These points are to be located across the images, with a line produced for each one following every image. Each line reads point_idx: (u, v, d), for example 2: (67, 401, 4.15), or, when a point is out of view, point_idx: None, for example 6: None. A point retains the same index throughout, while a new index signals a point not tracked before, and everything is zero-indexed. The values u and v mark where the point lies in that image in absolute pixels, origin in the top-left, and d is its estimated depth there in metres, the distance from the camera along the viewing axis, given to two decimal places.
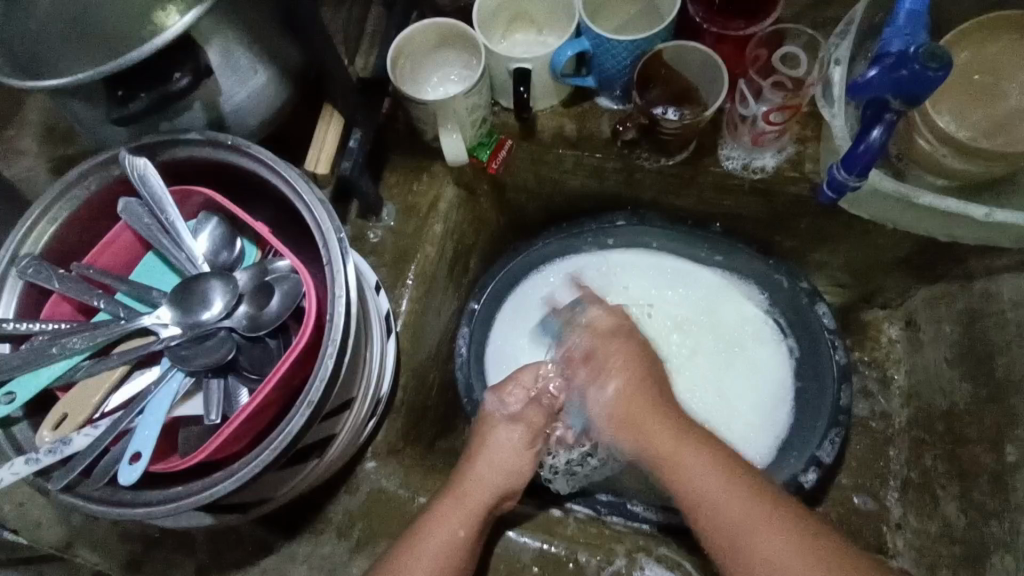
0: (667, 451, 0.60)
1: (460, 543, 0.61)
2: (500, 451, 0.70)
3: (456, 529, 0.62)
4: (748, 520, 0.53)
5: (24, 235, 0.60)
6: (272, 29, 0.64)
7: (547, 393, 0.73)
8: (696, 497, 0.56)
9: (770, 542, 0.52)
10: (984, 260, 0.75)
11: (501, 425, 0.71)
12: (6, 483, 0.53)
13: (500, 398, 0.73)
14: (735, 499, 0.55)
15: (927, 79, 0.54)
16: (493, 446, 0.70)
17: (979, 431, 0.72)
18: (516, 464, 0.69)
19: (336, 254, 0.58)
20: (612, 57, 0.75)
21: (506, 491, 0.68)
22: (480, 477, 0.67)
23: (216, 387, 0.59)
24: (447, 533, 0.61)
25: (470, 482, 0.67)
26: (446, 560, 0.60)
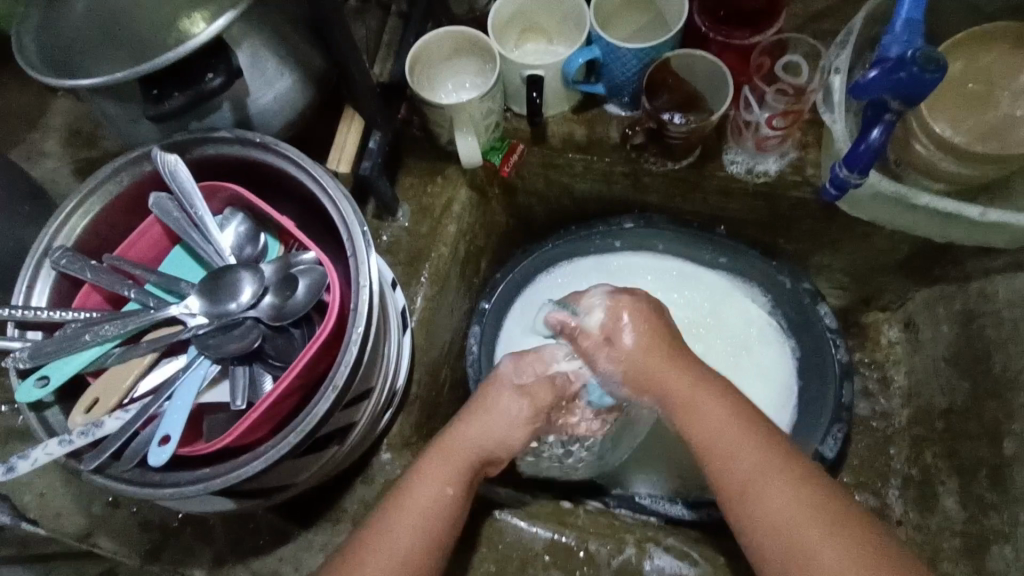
0: (688, 399, 0.62)
1: (445, 501, 0.61)
2: (501, 428, 0.67)
3: (444, 487, 0.61)
4: (752, 463, 0.56)
5: (58, 227, 0.63)
6: (300, 34, 0.68)
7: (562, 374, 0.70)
8: (715, 443, 0.59)
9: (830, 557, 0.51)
10: (980, 261, 0.78)
11: (507, 393, 0.68)
12: (40, 462, 0.55)
13: (515, 366, 0.70)
14: (747, 447, 0.58)
15: (924, 81, 0.57)
16: (492, 421, 0.67)
17: (978, 426, 0.75)
18: (508, 438, 0.67)
19: (360, 247, 0.60)
20: (621, 66, 0.79)
21: (491, 459, 0.66)
22: (469, 444, 0.65)
23: (241, 374, 0.61)
24: (430, 496, 0.60)
25: (460, 442, 0.65)
26: (433, 516, 0.60)
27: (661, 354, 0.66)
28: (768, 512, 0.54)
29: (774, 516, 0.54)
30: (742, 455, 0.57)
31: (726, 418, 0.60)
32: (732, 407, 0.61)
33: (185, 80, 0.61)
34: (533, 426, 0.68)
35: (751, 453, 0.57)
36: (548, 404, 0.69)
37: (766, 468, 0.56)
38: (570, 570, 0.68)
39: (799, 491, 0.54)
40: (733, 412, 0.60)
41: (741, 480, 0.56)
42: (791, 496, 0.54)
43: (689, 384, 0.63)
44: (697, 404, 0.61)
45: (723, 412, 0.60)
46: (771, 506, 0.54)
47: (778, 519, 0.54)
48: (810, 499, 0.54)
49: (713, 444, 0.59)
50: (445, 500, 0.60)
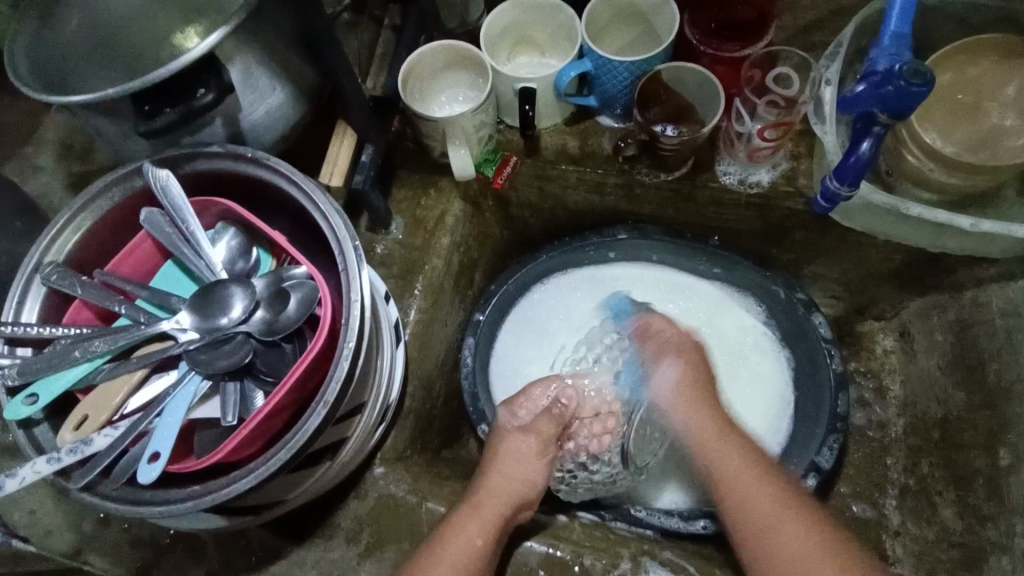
0: (709, 434, 0.69)
1: (478, 551, 0.62)
2: (515, 472, 0.70)
3: (474, 538, 0.63)
4: (778, 510, 0.61)
5: (49, 243, 0.62)
6: (292, 49, 0.68)
7: (556, 405, 0.77)
8: (730, 479, 0.65)
9: (802, 550, 0.58)
10: (973, 271, 0.78)
11: (517, 435, 0.73)
12: (27, 481, 0.54)
13: (511, 411, 0.76)
14: (747, 477, 0.65)
15: (911, 94, 0.57)
16: (508, 467, 0.71)
17: (974, 436, 0.75)
18: (529, 478, 0.71)
19: (352, 261, 0.60)
20: (613, 76, 0.78)
21: (523, 500, 0.69)
22: (491, 496, 0.67)
23: (232, 389, 0.61)
24: (463, 540, 0.63)
25: (485, 491, 0.68)
26: (466, 567, 0.61)
27: (693, 400, 0.72)
28: (786, 559, 0.58)
29: (790, 557, 0.58)
30: (764, 507, 0.62)
31: (740, 453, 0.67)
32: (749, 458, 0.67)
33: (175, 96, 0.61)
34: (545, 461, 0.73)
35: (767, 504, 0.62)
36: (554, 435, 0.74)
37: (787, 517, 0.60)
38: None
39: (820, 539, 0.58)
40: (766, 478, 0.64)
41: (764, 527, 0.60)
42: (777, 501, 0.62)
43: (713, 421, 0.70)
44: (720, 429, 0.70)
45: (736, 446, 0.68)
46: (789, 554, 0.58)
47: (794, 554, 0.58)
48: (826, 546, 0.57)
49: (750, 505, 0.63)
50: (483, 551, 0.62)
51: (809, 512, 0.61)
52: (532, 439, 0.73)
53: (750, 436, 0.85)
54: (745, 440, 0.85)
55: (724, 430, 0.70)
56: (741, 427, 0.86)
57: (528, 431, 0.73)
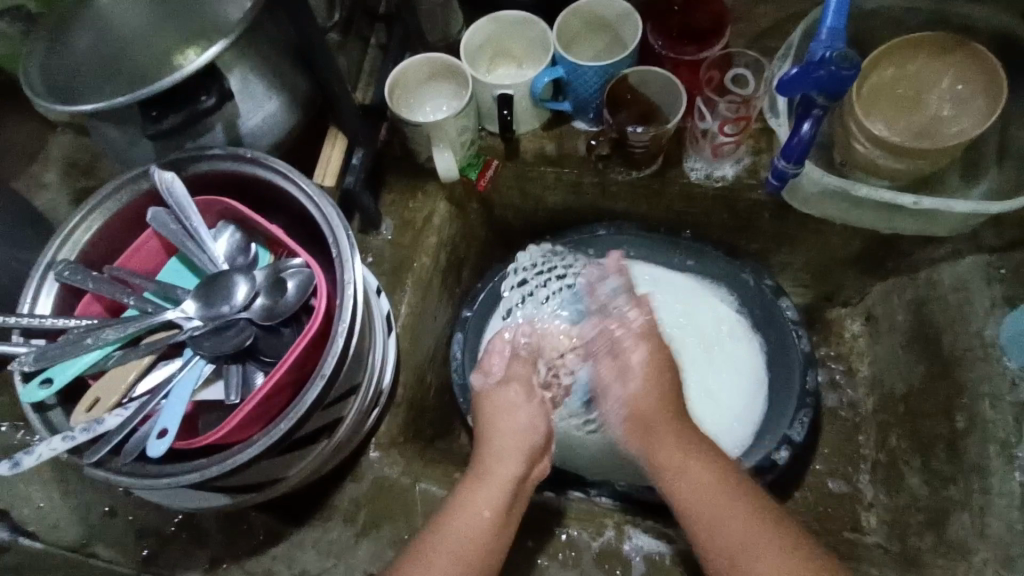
0: (674, 462, 0.65)
1: (492, 518, 0.62)
2: (518, 423, 0.72)
3: (482, 509, 0.63)
4: (704, 492, 0.62)
5: (61, 242, 0.67)
6: (286, 61, 0.74)
7: (519, 350, 0.80)
8: (673, 480, 0.64)
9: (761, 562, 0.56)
10: (926, 252, 0.84)
11: (496, 395, 0.74)
12: (43, 458, 0.58)
13: (483, 372, 0.77)
14: (724, 513, 0.60)
15: (841, 77, 0.64)
16: (512, 428, 0.71)
17: (933, 405, 0.79)
18: (532, 425, 0.72)
19: (345, 248, 0.65)
20: (584, 83, 0.85)
21: (533, 453, 0.70)
22: (502, 467, 0.67)
23: (235, 371, 0.66)
24: (471, 514, 0.62)
25: (490, 458, 0.68)
26: (473, 542, 0.61)
27: (648, 429, 0.69)
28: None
29: (731, 532, 0.59)
30: (698, 501, 0.61)
31: (695, 462, 0.64)
32: (706, 471, 0.64)
33: (177, 101, 0.66)
34: (535, 402, 0.75)
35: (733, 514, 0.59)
36: (528, 376, 0.77)
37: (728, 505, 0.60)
38: (554, 554, 0.71)
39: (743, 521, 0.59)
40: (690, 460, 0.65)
41: (690, 508, 0.62)
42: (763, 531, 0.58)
43: (674, 435, 0.67)
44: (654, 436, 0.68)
45: (692, 454, 0.65)
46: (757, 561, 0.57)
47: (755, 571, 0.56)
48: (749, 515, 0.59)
49: (684, 498, 0.63)
50: (498, 517, 0.63)
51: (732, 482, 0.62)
52: (516, 384, 0.75)
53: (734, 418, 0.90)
54: (726, 419, 0.89)
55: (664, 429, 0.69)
56: (719, 407, 0.90)
57: (511, 382, 0.75)
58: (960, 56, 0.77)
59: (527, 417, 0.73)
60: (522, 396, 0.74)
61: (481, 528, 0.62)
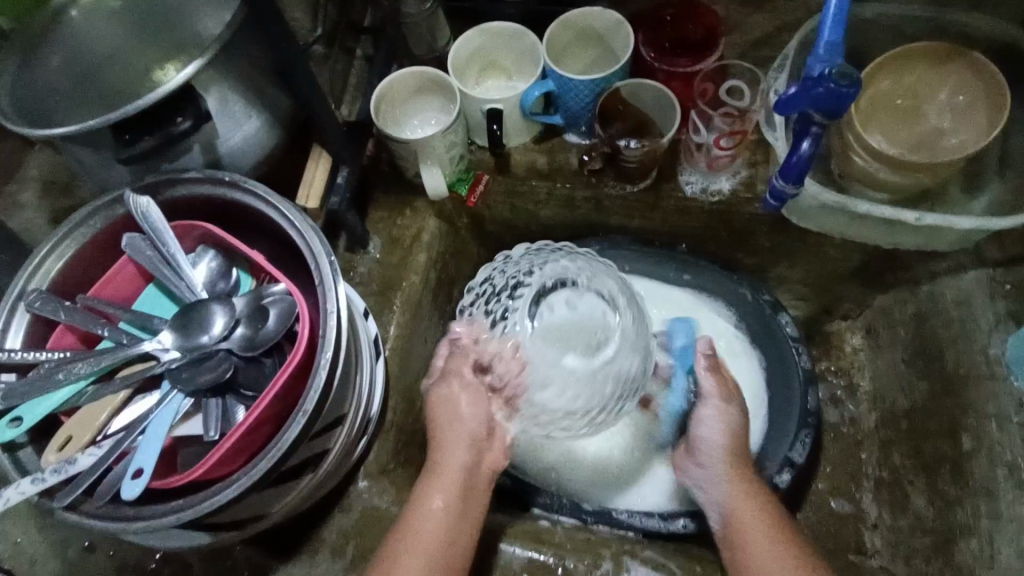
0: (739, 489, 0.68)
1: (444, 516, 0.65)
2: (460, 420, 0.70)
3: (436, 498, 0.66)
4: (758, 521, 0.65)
5: (32, 271, 0.64)
6: (266, 78, 0.71)
7: (469, 347, 0.72)
8: (742, 525, 0.65)
9: None
10: (926, 266, 0.82)
11: (455, 390, 0.71)
12: (12, 502, 0.55)
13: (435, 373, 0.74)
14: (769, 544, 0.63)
15: (843, 95, 0.62)
16: (456, 426, 0.70)
17: (937, 424, 0.77)
18: (474, 412, 0.71)
19: (327, 275, 0.62)
20: (575, 96, 0.83)
21: (478, 438, 0.70)
22: (448, 457, 0.68)
23: (214, 405, 0.63)
24: (431, 525, 0.64)
25: (443, 452, 0.69)
26: (438, 542, 0.63)
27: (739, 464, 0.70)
28: None
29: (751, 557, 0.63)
30: (752, 525, 0.65)
31: (753, 507, 0.66)
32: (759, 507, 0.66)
33: (154, 124, 0.64)
34: (474, 402, 0.71)
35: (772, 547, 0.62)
36: (467, 367, 0.72)
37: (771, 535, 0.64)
38: None
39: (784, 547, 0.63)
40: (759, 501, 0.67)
41: (738, 527, 0.65)
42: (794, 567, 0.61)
43: (743, 480, 0.68)
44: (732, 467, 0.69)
45: (750, 497, 0.67)
46: None
47: None
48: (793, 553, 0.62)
49: (739, 519, 0.66)
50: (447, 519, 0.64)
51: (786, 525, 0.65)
52: (460, 378, 0.71)
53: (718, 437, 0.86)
54: None
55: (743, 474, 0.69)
56: None
57: (453, 376, 0.72)
58: (958, 64, 0.75)
59: (468, 408, 0.71)
60: (463, 384, 0.71)
61: (450, 522, 0.65)
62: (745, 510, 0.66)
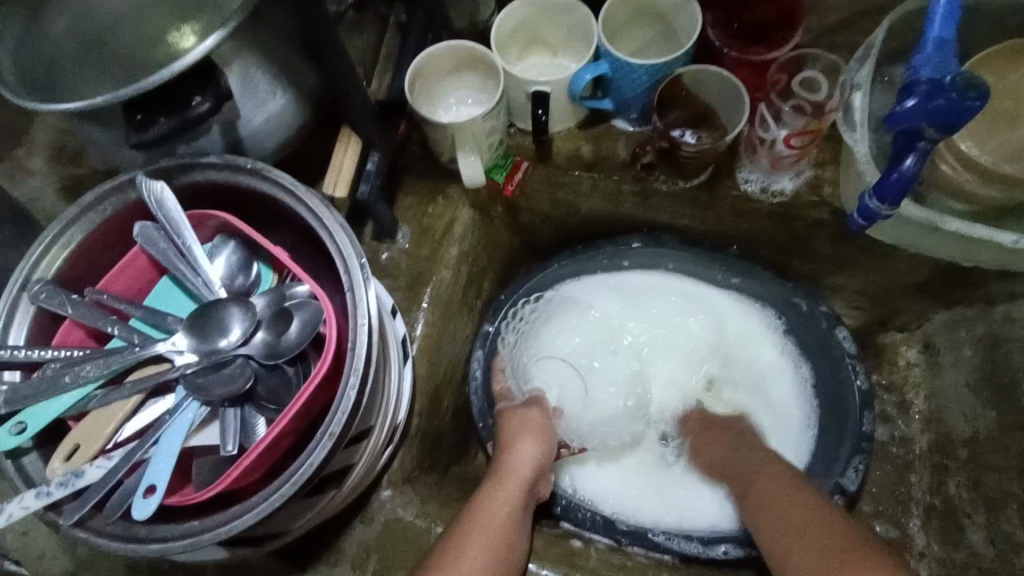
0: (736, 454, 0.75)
1: (508, 518, 0.65)
2: (519, 458, 0.72)
3: (503, 505, 0.66)
4: (758, 465, 0.71)
5: (36, 260, 0.59)
6: (293, 52, 0.64)
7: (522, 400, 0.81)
8: (746, 475, 0.71)
9: (783, 508, 0.64)
10: (1005, 284, 0.74)
11: (522, 443, 0.73)
12: (15, 517, 0.51)
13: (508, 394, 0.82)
14: (767, 479, 0.68)
15: (965, 108, 0.54)
16: (514, 462, 0.71)
17: (1005, 458, 0.72)
18: (534, 449, 0.73)
19: (358, 281, 0.56)
20: (631, 80, 0.75)
21: (540, 471, 0.72)
22: (496, 493, 0.67)
23: (233, 416, 0.58)
24: (479, 566, 0.60)
25: (508, 474, 0.70)
26: (495, 564, 0.61)
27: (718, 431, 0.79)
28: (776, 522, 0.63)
29: (761, 494, 0.67)
30: (754, 468, 0.71)
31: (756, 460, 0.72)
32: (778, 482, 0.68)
33: (169, 104, 0.57)
34: (538, 444, 0.74)
35: (767, 480, 0.68)
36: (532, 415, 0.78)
37: (781, 493, 0.65)
38: None
39: (795, 498, 0.64)
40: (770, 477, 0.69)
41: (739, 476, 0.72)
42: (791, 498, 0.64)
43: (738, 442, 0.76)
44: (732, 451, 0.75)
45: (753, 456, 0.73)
46: (778, 516, 0.63)
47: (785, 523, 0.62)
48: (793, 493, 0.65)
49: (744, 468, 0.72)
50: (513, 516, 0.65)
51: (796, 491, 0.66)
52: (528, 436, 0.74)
53: None
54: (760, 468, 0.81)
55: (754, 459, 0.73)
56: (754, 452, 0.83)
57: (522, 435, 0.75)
58: None
59: (528, 452, 0.72)
60: (537, 416, 0.78)
61: (503, 550, 0.63)
62: (748, 461, 0.72)
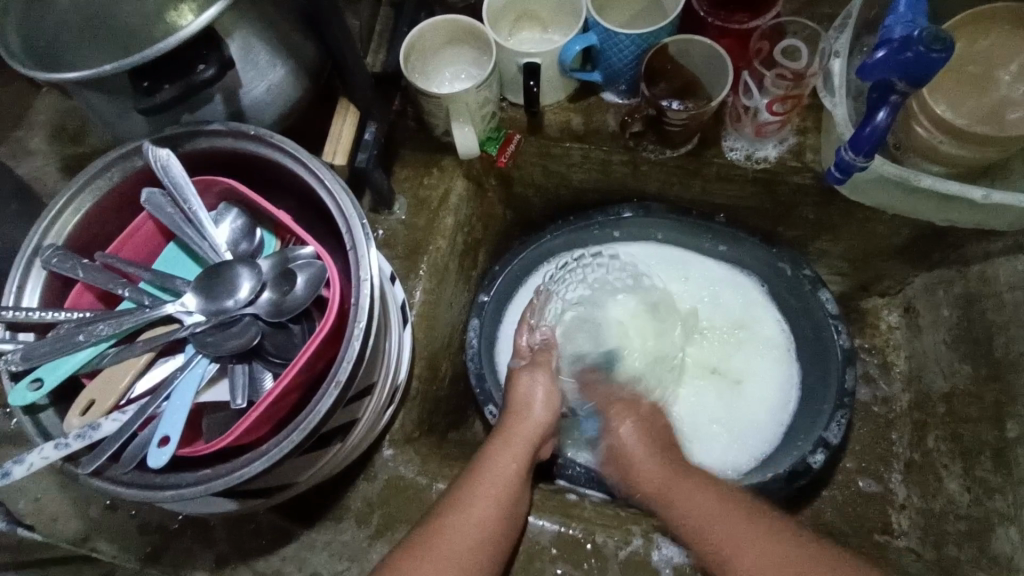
0: (667, 479, 0.69)
1: (515, 473, 0.66)
2: (537, 414, 0.74)
3: (509, 462, 0.67)
4: (691, 504, 0.65)
5: (47, 226, 0.61)
6: (291, 24, 0.66)
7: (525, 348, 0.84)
8: (676, 509, 0.65)
9: (751, 559, 0.59)
10: (981, 244, 0.77)
11: (535, 404, 0.75)
12: (36, 467, 0.54)
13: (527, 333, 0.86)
14: (694, 505, 0.65)
15: (930, 61, 0.58)
16: (528, 420, 0.73)
17: (980, 409, 0.74)
18: (549, 400, 0.76)
19: (360, 239, 0.58)
20: (619, 51, 0.77)
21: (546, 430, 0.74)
22: (500, 455, 0.68)
23: (241, 371, 0.61)
24: (480, 514, 0.62)
25: (516, 425, 0.72)
26: (501, 508, 0.63)
27: (665, 447, 0.75)
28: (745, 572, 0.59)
29: (704, 526, 0.63)
30: (692, 503, 0.65)
31: (696, 495, 0.66)
32: (726, 506, 0.64)
33: (175, 71, 0.59)
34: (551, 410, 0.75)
35: (703, 507, 0.64)
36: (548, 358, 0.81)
37: (733, 537, 0.60)
38: (578, 561, 0.69)
39: (754, 542, 0.60)
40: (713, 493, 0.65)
41: (664, 497, 0.68)
42: (749, 538, 0.60)
43: (660, 469, 0.70)
44: (667, 491, 0.67)
45: (689, 487, 0.67)
46: (745, 558, 0.59)
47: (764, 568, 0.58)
48: (737, 529, 0.61)
49: (683, 513, 0.65)
50: (522, 469, 0.67)
51: (742, 509, 0.63)
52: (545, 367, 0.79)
53: (756, 416, 0.88)
54: (749, 425, 0.87)
55: (676, 475, 0.69)
56: (747, 410, 0.88)
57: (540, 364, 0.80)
58: None
59: (545, 400, 0.76)
60: (545, 379, 0.78)
61: (508, 498, 0.64)
62: (688, 499, 0.65)
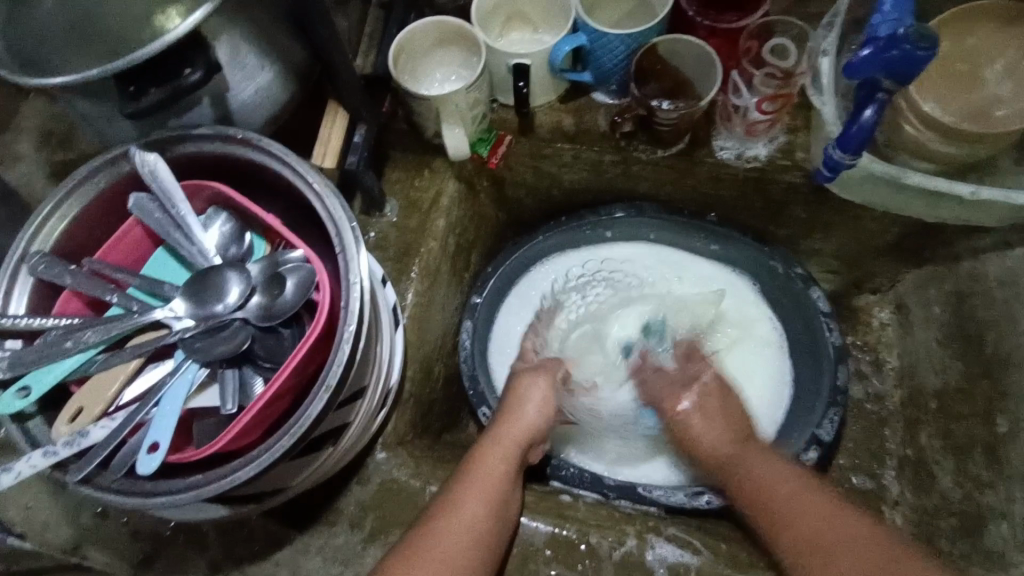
0: (737, 453, 0.69)
1: (504, 474, 0.66)
2: (528, 416, 0.73)
3: (499, 462, 0.67)
4: (778, 476, 0.64)
5: (34, 232, 0.60)
6: (279, 27, 0.66)
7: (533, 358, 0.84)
8: (747, 475, 0.66)
9: (807, 517, 0.58)
10: (969, 241, 0.77)
11: (527, 403, 0.74)
12: (24, 475, 0.53)
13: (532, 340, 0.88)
14: (764, 472, 0.65)
15: (917, 58, 0.59)
16: (518, 421, 0.72)
17: (971, 405, 0.75)
18: (543, 406, 0.75)
19: (350, 243, 0.58)
20: (609, 51, 0.78)
21: (535, 438, 0.73)
22: (487, 461, 0.67)
23: (231, 377, 0.60)
24: (472, 515, 0.62)
25: (509, 428, 0.72)
26: (490, 509, 0.63)
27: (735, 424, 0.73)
28: (802, 530, 0.58)
29: (770, 485, 0.63)
30: (770, 467, 0.65)
31: (768, 468, 0.66)
32: (787, 474, 0.64)
33: (160, 76, 0.59)
34: (541, 411, 0.74)
35: (775, 472, 0.64)
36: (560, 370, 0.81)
37: (804, 499, 0.60)
38: (572, 563, 0.69)
39: (813, 505, 0.59)
40: (778, 463, 0.66)
41: (742, 466, 0.67)
42: (806, 502, 0.60)
43: (722, 432, 0.71)
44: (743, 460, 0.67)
45: (767, 461, 0.67)
46: (801, 516, 0.59)
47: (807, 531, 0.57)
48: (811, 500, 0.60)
49: (753, 477, 0.65)
50: (507, 474, 0.66)
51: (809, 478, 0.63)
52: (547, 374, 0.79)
53: (750, 416, 0.88)
54: None
55: (752, 446, 0.69)
56: (741, 410, 0.88)
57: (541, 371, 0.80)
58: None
59: (536, 409, 0.74)
60: (545, 384, 0.77)
61: (496, 501, 0.64)
62: (766, 468, 0.65)
